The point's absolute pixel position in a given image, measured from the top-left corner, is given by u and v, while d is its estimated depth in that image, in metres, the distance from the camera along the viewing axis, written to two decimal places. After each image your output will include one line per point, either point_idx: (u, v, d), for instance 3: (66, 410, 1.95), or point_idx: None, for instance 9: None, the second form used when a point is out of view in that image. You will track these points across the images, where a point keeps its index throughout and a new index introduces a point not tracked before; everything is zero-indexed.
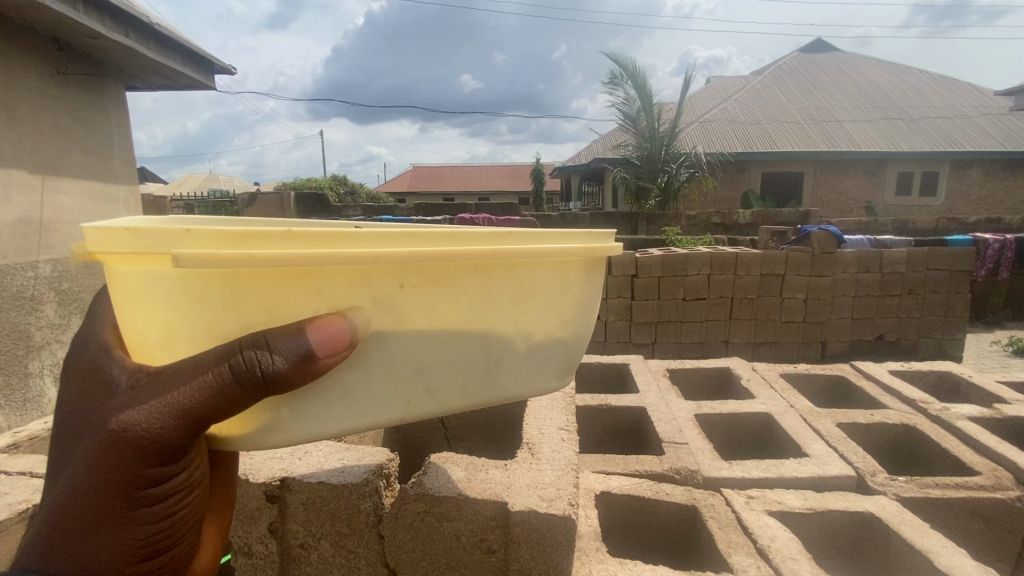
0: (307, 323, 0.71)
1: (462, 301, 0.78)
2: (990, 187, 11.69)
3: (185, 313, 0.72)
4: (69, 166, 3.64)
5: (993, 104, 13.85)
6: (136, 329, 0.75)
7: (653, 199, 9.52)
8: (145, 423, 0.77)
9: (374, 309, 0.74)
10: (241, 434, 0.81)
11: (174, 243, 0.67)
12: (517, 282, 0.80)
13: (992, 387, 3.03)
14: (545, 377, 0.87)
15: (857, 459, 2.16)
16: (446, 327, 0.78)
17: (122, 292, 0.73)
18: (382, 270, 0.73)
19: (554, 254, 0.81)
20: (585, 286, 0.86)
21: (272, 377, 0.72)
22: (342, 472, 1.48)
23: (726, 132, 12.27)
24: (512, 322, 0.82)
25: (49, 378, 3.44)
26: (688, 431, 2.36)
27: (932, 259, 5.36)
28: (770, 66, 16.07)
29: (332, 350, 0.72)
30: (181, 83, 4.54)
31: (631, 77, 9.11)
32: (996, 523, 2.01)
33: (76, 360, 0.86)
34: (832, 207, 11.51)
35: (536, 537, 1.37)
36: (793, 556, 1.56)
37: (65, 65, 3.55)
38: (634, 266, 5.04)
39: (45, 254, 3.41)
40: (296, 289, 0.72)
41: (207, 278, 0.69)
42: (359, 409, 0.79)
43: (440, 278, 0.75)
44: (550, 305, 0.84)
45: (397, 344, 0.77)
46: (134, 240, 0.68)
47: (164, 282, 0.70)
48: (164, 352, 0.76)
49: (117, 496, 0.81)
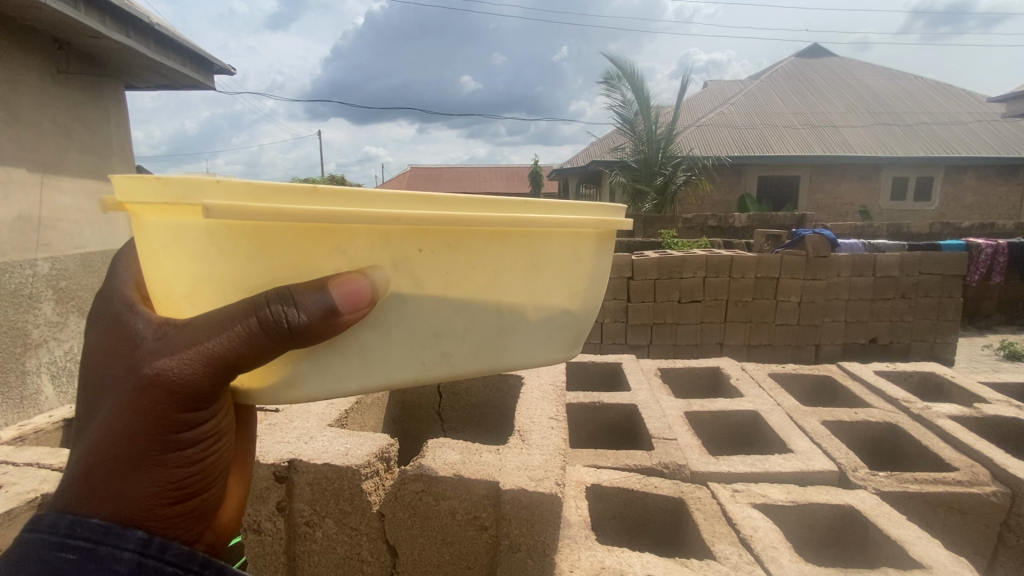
0: (329, 281, 0.70)
1: (477, 268, 0.77)
2: (983, 192, 11.77)
3: (212, 266, 0.70)
4: (69, 164, 3.65)
5: (987, 109, 13.96)
6: (162, 280, 0.73)
7: (649, 202, 9.58)
8: (179, 368, 0.72)
9: (393, 269, 0.73)
10: (264, 387, 0.79)
11: (205, 194, 0.66)
12: (529, 252, 0.79)
13: (974, 387, 3.08)
14: (557, 348, 0.87)
15: (841, 455, 2.20)
16: (461, 292, 0.78)
17: (149, 243, 0.71)
18: (400, 231, 0.72)
19: (567, 225, 0.81)
20: (597, 260, 0.87)
21: (297, 330, 0.70)
22: (345, 455, 1.51)
23: (722, 136, 12.34)
24: (525, 293, 0.81)
25: (46, 376, 3.46)
26: (677, 428, 2.39)
27: (925, 262, 5.41)
28: (768, 70, 16.16)
29: (353, 307, 0.71)
30: (180, 83, 4.56)
31: (629, 81, 9.17)
32: (973, 517, 2.05)
33: (96, 315, 0.82)
34: (828, 211, 11.57)
35: (526, 514, 1.40)
36: (774, 545, 1.59)
37: (66, 64, 3.57)
38: (630, 268, 5.09)
39: (43, 252, 3.42)
40: (320, 246, 0.71)
41: (234, 230, 0.68)
42: (377, 369, 0.79)
43: (457, 243, 0.75)
44: (564, 277, 0.84)
45: (414, 307, 0.77)
46: (163, 189, 0.66)
47: (193, 234, 0.68)
48: (191, 304, 0.73)
49: (150, 440, 0.75)
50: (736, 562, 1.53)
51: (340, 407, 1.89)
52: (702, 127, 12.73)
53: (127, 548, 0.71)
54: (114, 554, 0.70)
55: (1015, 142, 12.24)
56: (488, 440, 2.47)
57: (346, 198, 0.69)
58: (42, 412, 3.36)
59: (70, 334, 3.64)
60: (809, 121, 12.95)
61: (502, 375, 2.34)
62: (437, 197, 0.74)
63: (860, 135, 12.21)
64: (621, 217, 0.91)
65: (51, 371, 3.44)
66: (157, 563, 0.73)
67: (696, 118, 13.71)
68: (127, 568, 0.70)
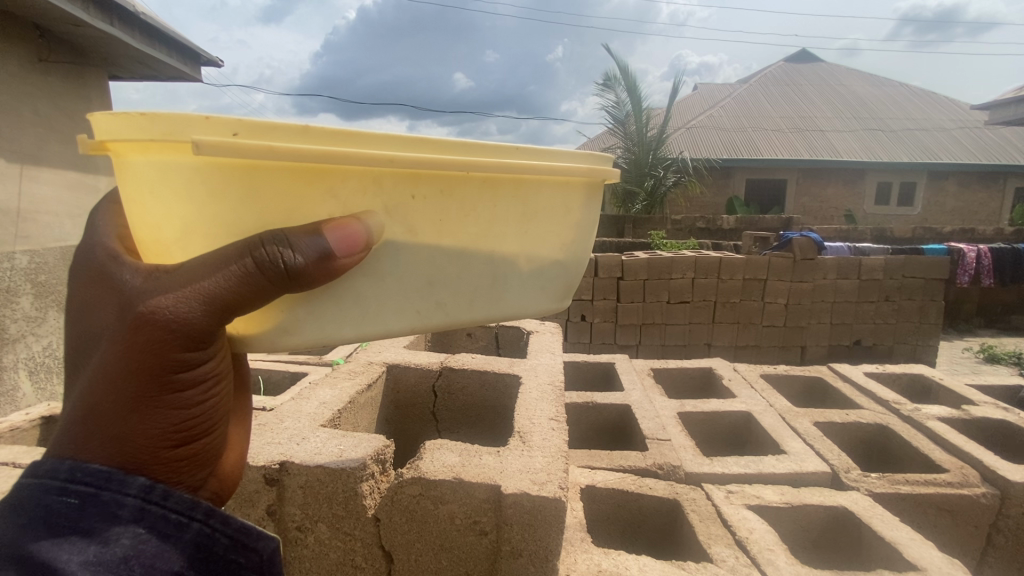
0: (324, 225, 0.70)
1: (469, 217, 0.78)
2: (964, 198, 12.02)
3: (203, 206, 0.68)
4: (49, 155, 3.56)
5: (970, 117, 14.24)
6: (152, 223, 0.71)
7: (640, 203, 9.64)
8: (177, 306, 0.70)
9: (387, 215, 0.73)
10: (259, 333, 0.78)
11: (193, 130, 0.64)
12: (521, 201, 0.81)
13: (960, 388, 3.13)
14: (547, 298, 0.91)
15: (833, 457, 2.22)
16: (457, 241, 0.79)
17: (136, 186, 0.70)
18: (393, 176, 0.72)
19: (557, 173, 0.83)
20: (585, 208, 0.90)
21: (295, 273, 0.69)
22: (340, 457, 1.48)
23: (712, 138, 12.46)
24: (516, 243, 0.84)
25: (24, 371, 3.37)
26: (671, 428, 2.41)
27: (907, 266, 5.50)
28: (757, 75, 16.39)
29: (348, 252, 0.71)
30: (166, 75, 4.49)
31: (621, 83, 9.25)
32: (962, 518, 2.08)
33: (78, 267, 0.78)
34: (814, 215, 11.75)
35: (528, 518, 1.38)
36: (770, 547, 1.60)
37: (47, 53, 3.48)
38: (620, 268, 5.11)
39: (21, 245, 3.33)
40: (311, 189, 0.70)
41: (225, 168, 0.66)
42: (372, 316, 0.79)
43: (451, 190, 0.76)
44: (553, 227, 0.87)
45: (409, 254, 0.77)
46: (150, 125, 0.64)
47: (183, 174, 0.67)
48: (183, 248, 0.71)
49: (150, 380, 0.73)
50: (733, 564, 1.53)
51: (333, 406, 1.86)
52: (692, 130, 12.87)
53: (129, 494, 0.70)
54: (117, 500, 0.68)
55: (996, 149, 12.51)
56: (483, 439, 2.45)
57: (339, 140, 0.69)
58: (19, 408, 3.27)
59: (48, 329, 3.55)
60: (797, 125, 13.11)
61: (499, 374, 2.33)
62: (429, 142, 0.74)
63: (846, 139, 12.42)
64: (608, 169, 0.94)
65: (29, 367, 3.35)
66: (161, 510, 0.71)
67: (686, 120, 13.83)
68: (131, 513, 0.69)
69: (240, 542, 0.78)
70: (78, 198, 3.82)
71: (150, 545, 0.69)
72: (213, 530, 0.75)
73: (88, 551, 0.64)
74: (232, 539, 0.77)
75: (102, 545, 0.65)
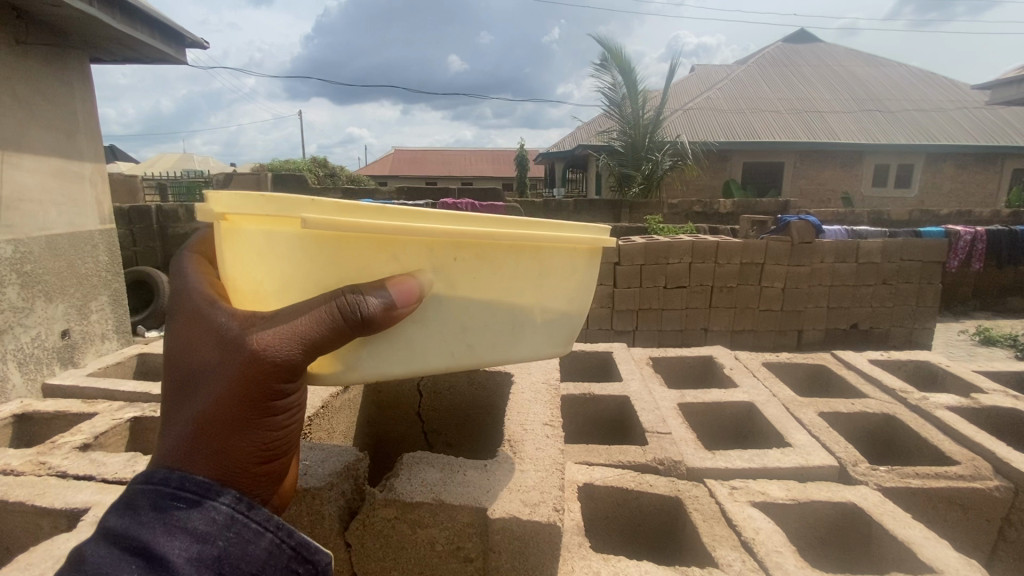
0: (388, 281, 0.93)
1: (496, 276, 1.03)
2: (962, 180, 11.99)
3: (299, 266, 0.93)
4: (31, 141, 3.47)
5: (970, 98, 14.12)
6: (256, 279, 0.94)
7: (636, 186, 9.53)
8: (281, 346, 0.84)
9: (433, 276, 0.97)
10: (330, 369, 0.99)
11: (299, 209, 0.89)
12: (537, 263, 1.05)
13: (968, 375, 3.11)
14: (555, 344, 1.14)
15: (840, 449, 2.20)
16: (485, 295, 1.03)
17: (248, 249, 0.94)
18: (440, 246, 0.97)
19: (569, 241, 1.08)
20: (590, 269, 1.14)
21: (366, 318, 0.90)
22: (304, 475, 1.38)
23: (709, 120, 12.33)
24: (532, 296, 1.07)
25: (13, 364, 3.31)
26: (671, 421, 2.37)
27: (905, 249, 5.47)
28: (755, 56, 16.19)
29: (405, 301, 0.94)
30: (150, 57, 4.37)
31: (617, 64, 9.11)
32: (974, 512, 2.07)
33: (178, 309, 0.92)
34: (811, 197, 11.69)
35: (518, 544, 1.28)
36: (778, 548, 1.58)
37: (25, 35, 3.38)
38: (617, 254, 5.06)
39: (4, 234, 3.26)
40: (378, 255, 0.94)
41: (321, 238, 0.91)
42: (416, 356, 1.02)
43: (485, 256, 1.00)
44: (563, 284, 1.10)
45: (447, 305, 1.01)
46: (269, 205, 0.89)
47: (288, 242, 0.92)
48: (277, 298, 0.94)
49: (250, 407, 0.84)
50: (740, 568, 1.50)
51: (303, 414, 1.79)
52: (690, 111, 12.73)
53: (224, 503, 0.80)
54: (216, 506, 0.79)
55: (995, 130, 12.43)
56: (467, 446, 2.40)
57: (404, 220, 0.94)
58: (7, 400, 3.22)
59: (36, 320, 3.48)
60: (795, 107, 12.97)
61: (489, 373, 2.26)
62: (472, 220, 0.99)
63: (844, 121, 12.31)
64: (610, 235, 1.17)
65: (17, 359, 3.29)
66: (247, 520, 0.81)
67: (683, 102, 13.67)
68: (223, 518, 0.79)
69: (301, 555, 0.85)
70: (63, 185, 3.74)
71: (235, 548, 0.78)
72: (282, 542, 0.83)
73: (191, 548, 0.74)
74: (294, 551, 0.85)
75: (201, 544, 0.75)
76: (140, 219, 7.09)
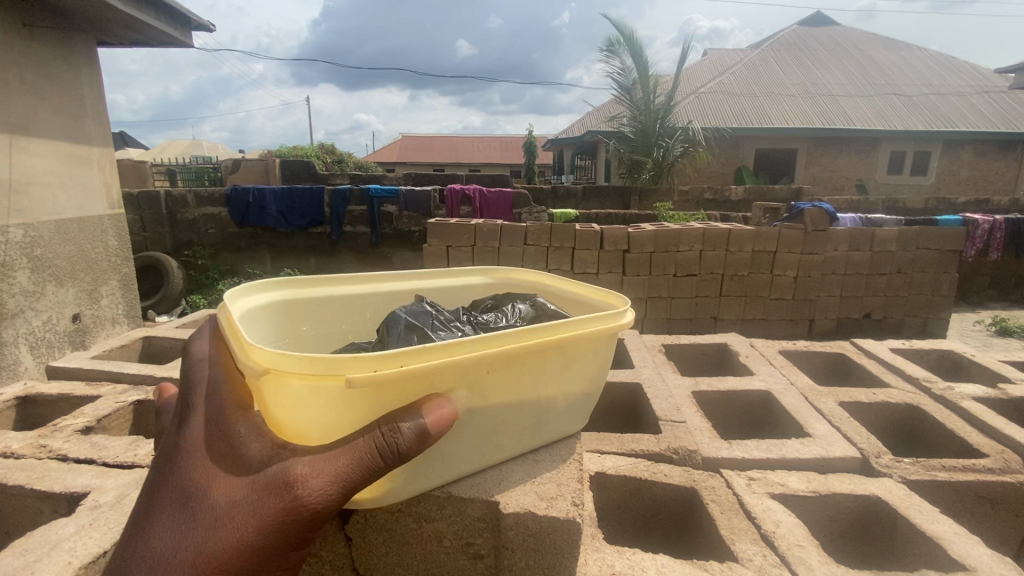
0: (424, 409, 1.00)
1: (524, 382, 1.19)
2: (981, 167, 11.74)
3: (342, 413, 1.00)
4: (39, 125, 3.47)
5: (991, 82, 13.75)
6: (301, 426, 1.02)
7: (646, 172, 9.38)
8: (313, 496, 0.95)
9: (466, 396, 1.09)
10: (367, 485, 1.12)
11: (343, 367, 0.94)
12: (558, 360, 1.23)
13: (995, 365, 3.05)
14: (567, 417, 1.41)
15: (861, 440, 2.15)
16: (512, 400, 1.19)
17: (290, 401, 0.99)
18: (473, 371, 1.08)
19: (589, 332, 1.24)
20: (603, 349, 1.33)
21: (398, 458, 0.98)
22: None
23: (721, 105, 12.10)
24: (553, 389, 1.27)
25: (24, 348, 3.34)
26: (686, 409, 2.33)
27: (921, 238, 5.35)
28: (769, 40, 15.84)
29: (440, 426, 1.01)
30: (156, 40, 4.33)
31: (628, 47, 8.93)
32: (1002, 505, 2.03)
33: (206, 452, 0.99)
34: (825, 184, 11.50)
35: (534, 539, 1.24)
36: (799, 543, 1.55)
37: (32, 17, 3.36)
38: (626, 241, 4.99)
39: (14, 219, 3.26)
40: (415, 394, 1.03)
41: (362, 390, 0.98)
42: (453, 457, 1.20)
43: (513, 366, 1.14)
44: (579, 372, 1.31)
45: (479, 415, 1.15)
46: (312, 367, 0.94)
47: (330, 393, 0.97)
48: (321, 438, 1.03)
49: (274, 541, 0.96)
50: (761, 562, 1.48)
51: None
52: (701, 96, 12.51)
53: None
54: None
55: (1016, 115, 12.11)
56: None
57: (439, 358, 1.01)
58: (19, 383, 3.25)
59: (46, 304, 3.49)
60: (809, 91, 12.70)
61: None
62: (501, 343, 1.08)
63: (859, 106, 12.03)
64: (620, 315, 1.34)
65: (28, 343, 3.31)
66: None
67: (695, 87, 13.43)
68: None
69: None
70: (71, 170, 3.74)
71: None
72: None
73: None
74: None
75: None
76: (148, 204, 7.09)
